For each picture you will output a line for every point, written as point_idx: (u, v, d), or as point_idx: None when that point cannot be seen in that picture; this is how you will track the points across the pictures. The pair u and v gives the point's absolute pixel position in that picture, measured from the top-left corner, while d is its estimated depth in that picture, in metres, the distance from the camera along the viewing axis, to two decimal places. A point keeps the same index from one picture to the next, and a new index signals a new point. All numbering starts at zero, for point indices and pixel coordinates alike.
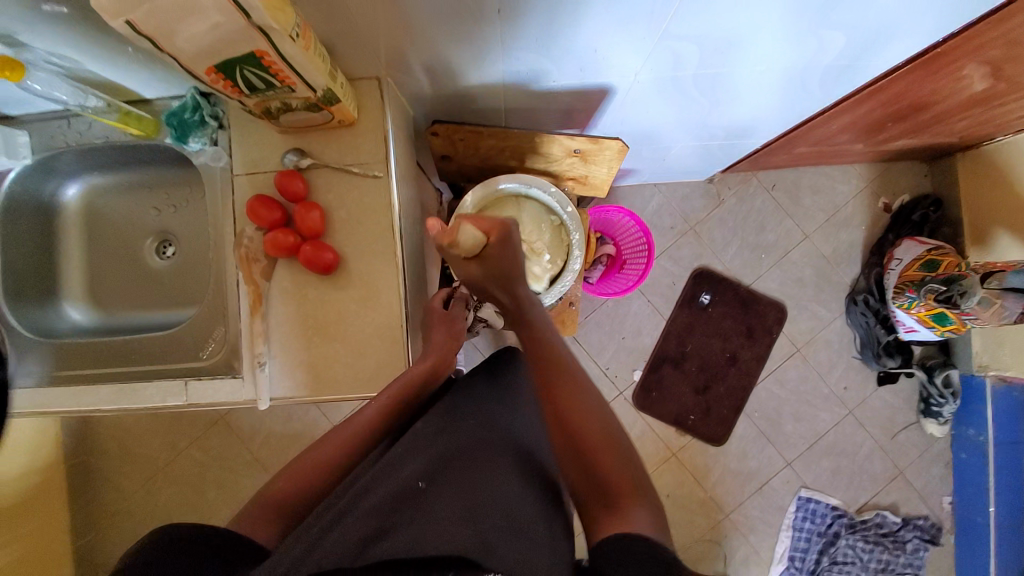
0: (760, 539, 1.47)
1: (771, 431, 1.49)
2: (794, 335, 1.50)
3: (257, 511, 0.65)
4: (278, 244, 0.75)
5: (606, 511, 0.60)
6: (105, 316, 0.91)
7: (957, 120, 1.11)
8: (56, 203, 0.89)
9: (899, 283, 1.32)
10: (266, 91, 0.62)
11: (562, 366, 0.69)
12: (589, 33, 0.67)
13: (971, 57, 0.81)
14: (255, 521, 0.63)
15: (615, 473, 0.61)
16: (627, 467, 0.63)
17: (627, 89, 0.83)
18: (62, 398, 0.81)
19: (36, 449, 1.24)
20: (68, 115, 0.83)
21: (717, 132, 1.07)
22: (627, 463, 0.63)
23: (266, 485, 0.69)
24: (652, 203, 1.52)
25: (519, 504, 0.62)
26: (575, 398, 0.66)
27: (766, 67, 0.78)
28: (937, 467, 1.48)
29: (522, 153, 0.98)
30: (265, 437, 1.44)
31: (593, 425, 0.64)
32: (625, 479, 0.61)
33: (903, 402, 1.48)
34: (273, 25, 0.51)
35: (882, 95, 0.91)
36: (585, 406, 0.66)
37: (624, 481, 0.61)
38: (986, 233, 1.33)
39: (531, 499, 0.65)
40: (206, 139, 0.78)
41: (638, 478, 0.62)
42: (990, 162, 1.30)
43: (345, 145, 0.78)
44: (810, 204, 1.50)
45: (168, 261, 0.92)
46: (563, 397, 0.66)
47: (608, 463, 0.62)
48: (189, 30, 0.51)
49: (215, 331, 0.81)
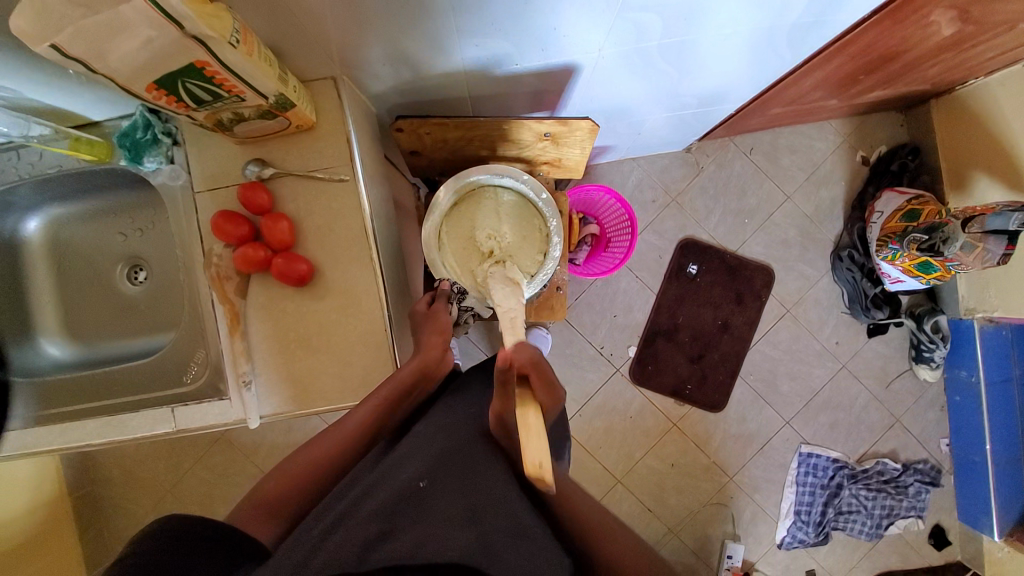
0: (766, 498, 1.50)
1: (768, 393, 1.51)
2: (783, 297, 1.50)
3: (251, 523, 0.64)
4: (249, 260, 0.73)
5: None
6: (82, 348, 0.89)
7: (930, 66, 1.10)
8: (18, 238, 0.86)
9: (883, 235, 1.33)
10: (213, 102, 0.60)
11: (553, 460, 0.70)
12: (546, 12, 0.64)
13: (938, 2, 0.80)
14: (252, 519, 0.64)
15: None
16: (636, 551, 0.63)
17: (593, 65, 0.81)
18: (49, 436, 0.80)
19: (36, 485, 1.23)
20: (18, 147, 0.79)
21: (689, 100, 1.06)
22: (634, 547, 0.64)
23: (254, 488, 0.69)
24: (632, 177, 1.51)
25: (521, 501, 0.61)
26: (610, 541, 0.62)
27: (731, 30, 0.76)
28: (931, 411, 1.51)
29: (492, 141, 0.96)
30: (268, 449, 1.44)
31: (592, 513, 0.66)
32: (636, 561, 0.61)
33: (895, 350, 1.50)
34: (208, 32, 0.49)
35: (853, 48, 0.90)
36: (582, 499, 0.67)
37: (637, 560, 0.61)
38: (964, 177, 1.33)
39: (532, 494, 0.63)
40: (162, 157, 0.75)
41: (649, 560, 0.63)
42: (964, 105, 1.29)
43: (306, 150, 0.76)
44: (789, 164, 1.50)
45: (141, 286, 0.90)
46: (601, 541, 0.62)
47: (619, 547, 0.62)
48: (120, 48, 0.48)
49: (196, 354, 0.79)
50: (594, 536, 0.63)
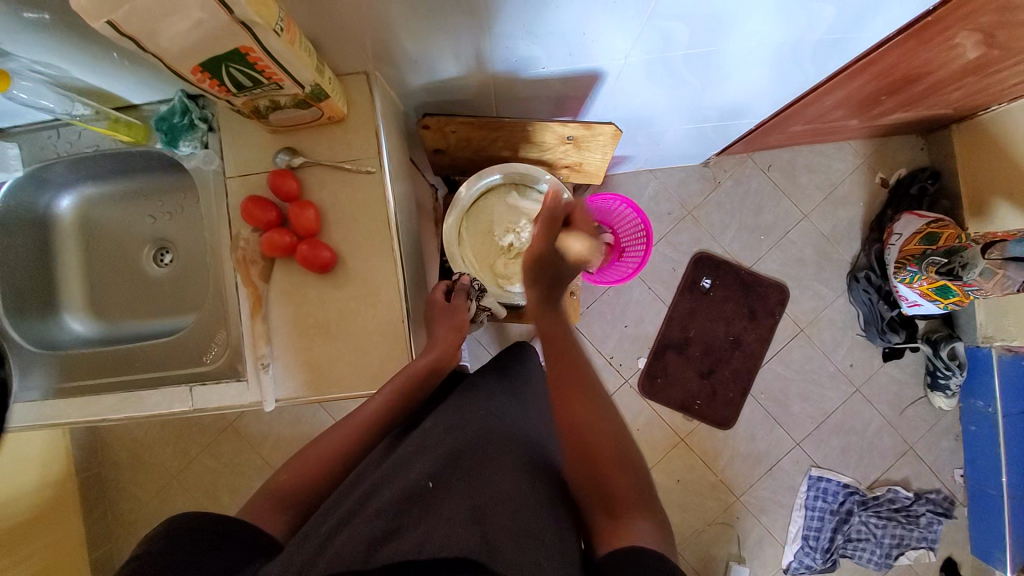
0: (773, 519, 1.47)
1: (779, 412, 1.49)
2: (797, 315, 1.49)
3: (262, 506, 0.64)
4: (274, 245, 0.75)
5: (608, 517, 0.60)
6: (105, 326, 0.91)
7: (951, 90, 1.11)
8: (51, 215, 0.89)
9: (901, 257, 1.32)
10: (253, 88, 0.62)
11: (579, 369, 0.69)
12: (576, 16, 0.66)
13: (963, 25, 0.81)
14: (262, 513, 0.63)
15: (626, 486, 0.61)
16: (638, 481, 0.62)
17: (618, 72, 0.83)
18: (67, 408, 0.81)
19: (46, 463, 1.24)
20: (59, 126, 0.82)
21: (711, 113, 1.07)
22: (637, 476, 0.62)
23: (267, 481, 0.69)
24: (649, 189, 1.52)
25: (530, 502, 0.61)
26: (587, 407, 0.65)
27: (758, 43, 0.77)
28: (946, 440, 1.48)
29: (515, 143, 0.98)
30: (275, 442, 1.45)
31: (607, 430, 0.64)
32: (632, 490, 0.60)
33: (910, 376, 1.48)
34: (256, 19, 0.51)
35: (876, 67, 0.90)
36: (599, 412, 0.65)
37: (632, 494, 0.60)
38: (985, 203, 1.32)
39: (539, 494, 0.63)
40: (197, 142, 0.78)
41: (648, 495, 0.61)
42: (986, 131, 1.29)
43: (335, 141, 0.78)
44: (807, 182, 1.50)
45: (167, 268, 0.92)
46: (581, 415, 0.65)
47: (601, 431, 0.63)
48: (171, 28, 0.50)
49: (217, 335, 0.81)
50: (599, 451, 0.62)
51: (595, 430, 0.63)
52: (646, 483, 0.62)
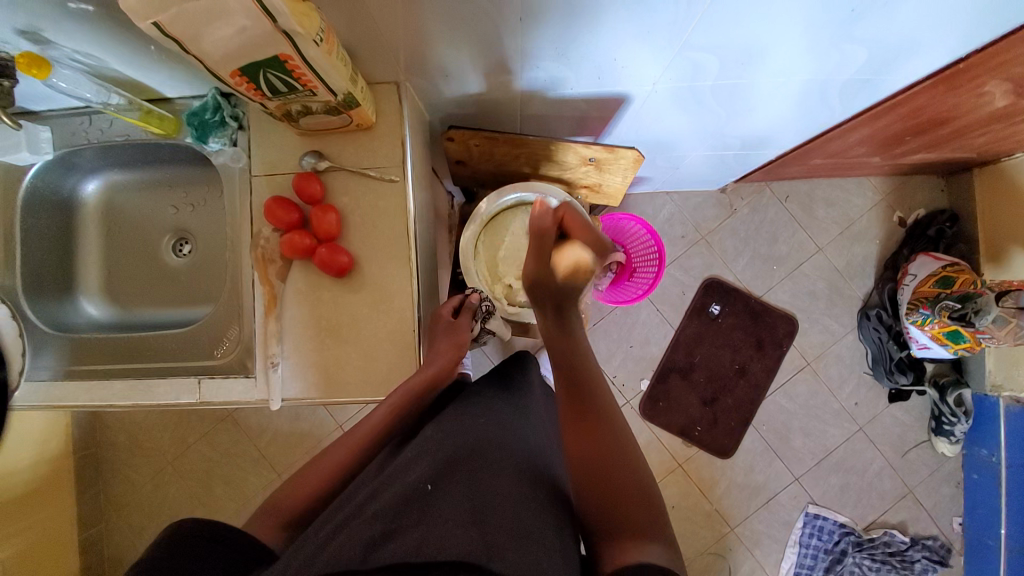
0: (766, 553, 1.45)
1: (779, 445, 1.47)
2: (805, 348, 1.48)
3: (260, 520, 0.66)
4: (294, 247, 0.75)
5: (622, 536, 0.59)
6: (119, 311, 0.93)
7: (976, 135, 1.10)
8: (75, 198, 0.91)
9: (914, 299, 1.31)
10: (287, 93, 0.63)
11: (598, 396, 0.71)
12: (612, 43, 0.67)
13: (995, 75, 0.81)
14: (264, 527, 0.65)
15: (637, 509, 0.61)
16: (647, 505, 0.62)
17: (645, 98, 0.83)
18: (76, 391, 0.82)
19: (46, 441, 1.24)
20: (91, 113, 0.84)
21: (733, 142, 1.07)
22: (642, 493, 0.63)
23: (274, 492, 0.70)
24: (664, 211, 1.52)
25: (529, 506, 0.62)
26: (606, 430, 0.67)
27: (786, 79, 0.77)
28: (947, 487, 1.45)
29: (536, 160, 0.99)
30: (272, 435, 1.45)
31: (616, 452, 0.66)
32: (644, 514, 0.61)
33: (915, 420, 1.46)
34: (298, 29, 0.52)
35: (902, 109, 0.91)
36: (613, 432, 0.67)
37: (643, 517, 0.61)
38: (1002, 250, 1.31)
39: (540, 499, 0.64)
40: (226, 140, 0.79)
41: (657, 516, 0.62)
42: (1007, 178, 1.28)
43: (361, 148, 0.79)
44: (824, 216, 1.49)
45: (184, 258, 0.93)
46: (600, 433, 0.67)
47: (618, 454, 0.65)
48: (215, 33, 0.51)
49: (229, 330, 0.81)
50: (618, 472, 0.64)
51: (607, 449, 0.66)
52: (651, 502, 0.63)
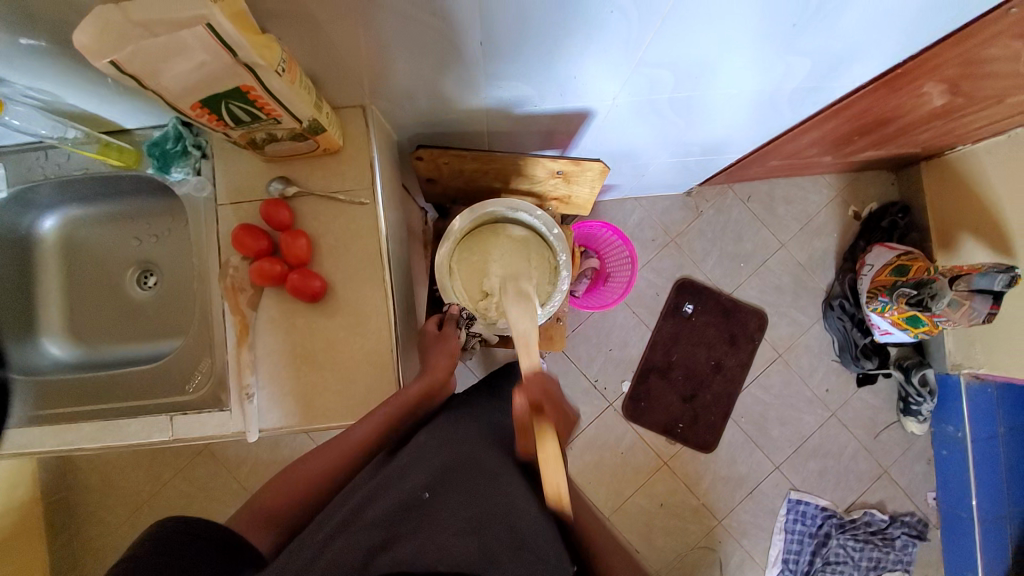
0: (754, 543, 1.49)
1: (758, 436, 1.51)
2: (776, 341, 1.53)
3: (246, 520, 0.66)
4: (265, 274, 0.75)
5: None
6: (85, 350, 0.89)
7: (919, 131, 1.17)
8: (32, 236, 0.88)
9: (873, 287, 1.36)
10: (251, 123, 0.63)
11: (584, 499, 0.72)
12: (566, 60, 0.68)
13: (930, 77, 0.86)
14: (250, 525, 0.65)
15: None
16: None
17: (606, 112, 0.86)
18: (42, 436, 0.79)
19: (9, 488, 1.18)
20: (46, 147, 0.81)
21: (694, 148, 1.10)
22: None
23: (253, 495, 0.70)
24: (633, 216, 1.55)
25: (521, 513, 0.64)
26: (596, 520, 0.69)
27: (739, 89, 0.81)
28: (919, 464, 1.52)
29: (507, 175, 1.01)
30: (252, 465, 1.42)
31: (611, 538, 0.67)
32: None
33: (884, 402, 1.52)
34: (258, 61, 0.52)
35: (849, 111, 0.96)
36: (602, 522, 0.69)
37: None
38: (952, 237, 1.38)
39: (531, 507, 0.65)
40: (189, 169, 0.78)
41: None
42: (951, 168, 1.36)
43: (329, 172, 0.79)
44: (785, 213, 1.55)
45: (151, 291, 0.91)
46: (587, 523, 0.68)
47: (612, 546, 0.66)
48: (172, 69, 0.51)
49: (201, 362, 0.80)
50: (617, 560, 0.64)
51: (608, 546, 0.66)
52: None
